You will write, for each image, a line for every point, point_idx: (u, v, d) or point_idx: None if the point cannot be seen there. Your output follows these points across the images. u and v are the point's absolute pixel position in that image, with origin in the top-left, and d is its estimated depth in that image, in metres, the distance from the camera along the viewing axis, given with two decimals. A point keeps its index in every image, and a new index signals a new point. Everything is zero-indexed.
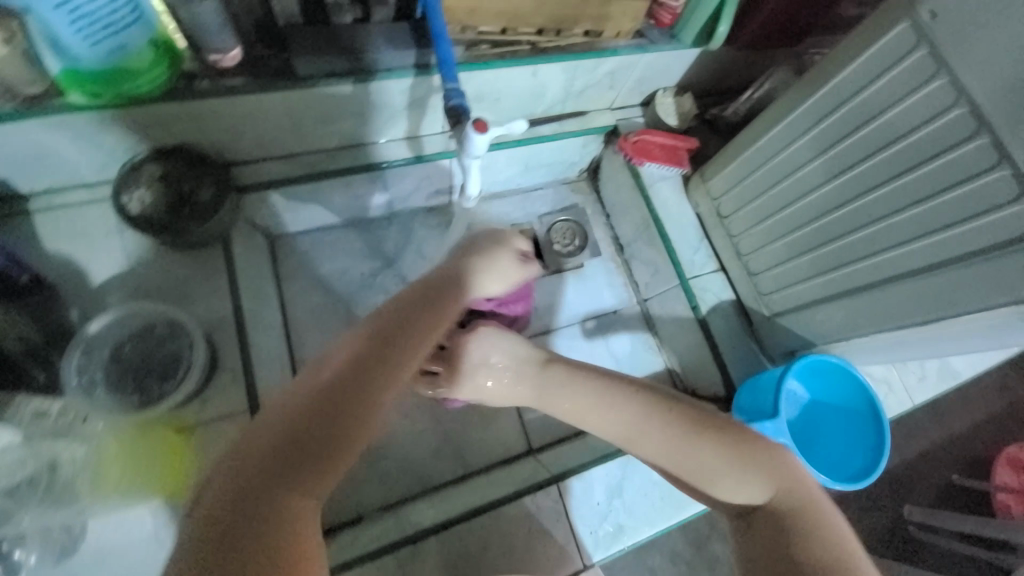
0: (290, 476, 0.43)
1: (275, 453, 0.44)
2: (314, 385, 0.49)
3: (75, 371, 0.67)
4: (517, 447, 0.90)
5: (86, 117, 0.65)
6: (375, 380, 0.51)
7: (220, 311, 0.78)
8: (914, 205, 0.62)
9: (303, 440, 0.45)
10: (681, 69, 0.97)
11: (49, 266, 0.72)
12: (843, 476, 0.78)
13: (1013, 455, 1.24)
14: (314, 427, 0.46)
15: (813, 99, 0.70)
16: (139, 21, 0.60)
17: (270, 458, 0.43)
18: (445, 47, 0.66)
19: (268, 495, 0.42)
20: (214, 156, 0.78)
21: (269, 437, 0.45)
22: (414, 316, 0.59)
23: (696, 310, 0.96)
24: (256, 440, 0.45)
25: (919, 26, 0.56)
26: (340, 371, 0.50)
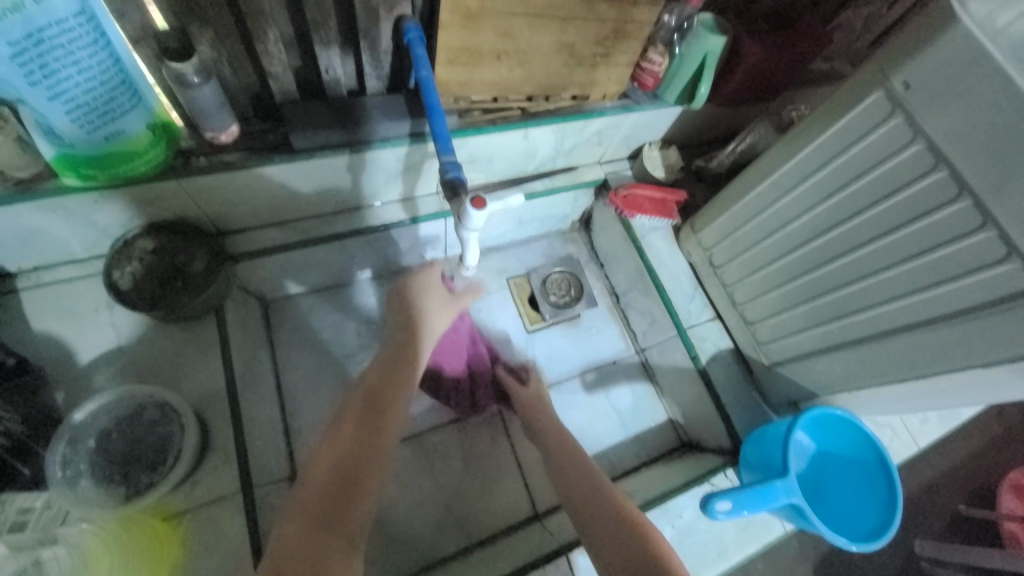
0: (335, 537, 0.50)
1: (316, 513, 0.52)
2: (330, 458, 0.57)
3: (59, 463, 0.64)
4: (522, 512, 0.87)
5: (80, 201, 0.64)
6: (375, 449, 0.59)
7: (214, 386, 0.76)
8: (903, 262, 0.63)
9: (337, 502, 0.53)
10: (665, 124, 1.01)
11: (36, 347, 0.70)
12: (858, 533, 0.75)
13: (1016, 481, 1.16)
14: (338, 490, 0.54)
15: (797, 158, 0.72)
16: (136, 105, 0.60)
17: (312, 515, 0.51)
18: (439, 122, 0.66)
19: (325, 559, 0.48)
20: (209, 227, 0.77)
21: (304, 512, 0.52)
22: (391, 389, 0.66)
23: (696, 360, 0.94)
24: (303, 504, 0.53)
25: (894, 96, 0.59)
26: (350, 439, 0.60)
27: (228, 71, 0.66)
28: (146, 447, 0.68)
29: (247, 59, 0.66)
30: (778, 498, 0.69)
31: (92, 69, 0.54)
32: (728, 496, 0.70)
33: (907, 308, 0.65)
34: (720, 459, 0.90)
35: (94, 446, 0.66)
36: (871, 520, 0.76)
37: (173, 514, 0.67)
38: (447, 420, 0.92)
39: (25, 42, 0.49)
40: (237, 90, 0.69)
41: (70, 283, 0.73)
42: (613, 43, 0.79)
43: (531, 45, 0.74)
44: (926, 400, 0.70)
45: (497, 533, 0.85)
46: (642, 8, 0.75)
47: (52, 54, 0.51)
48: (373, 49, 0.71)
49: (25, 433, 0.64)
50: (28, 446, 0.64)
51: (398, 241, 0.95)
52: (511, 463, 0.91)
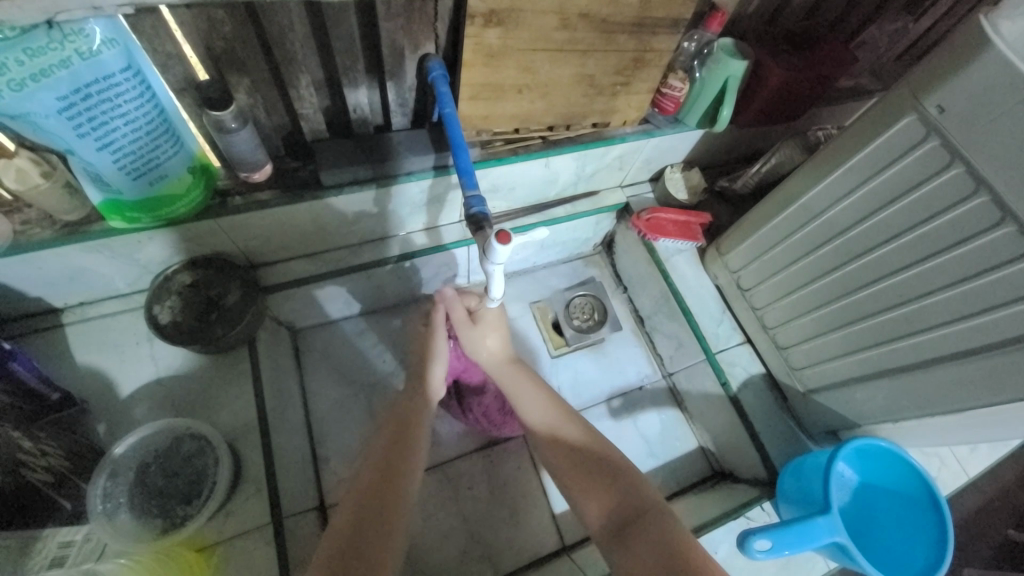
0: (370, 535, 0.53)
1: (348, 552, 0.50)
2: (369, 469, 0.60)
3: (100, 496, 0.66)
4: (549, 544, 0.85)
5: (125, 241, 0.68)
6: (406, 452, 0.63)
7: (245, 417, 0.77)
8: (947, 287, 0.61)
9: (362, 544, 0.52)
10: (687, 146, 1.00)
11: (80, 381, 0.74)
12: (906, 573, 0.71)
13: None
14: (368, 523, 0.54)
15: (826, 181, 0.70)
16: (178, 151, 0.63)
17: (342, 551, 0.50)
18: (464, 157, 0.67)
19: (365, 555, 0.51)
20: (242, 261, 0.80)
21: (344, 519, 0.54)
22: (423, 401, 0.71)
23: (727, 386, 0.92)
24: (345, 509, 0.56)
25: (928, 120, 0.57)
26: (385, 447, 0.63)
27: (262, 114, 0.69)
28: (183, 478, 0.70)
29: (280, 102, 0.69)
30: (820, 537, 0.65)
31: (138, 120, 0.57)
32: (765, 533, 0.65)
33: (952, 336, 0.62)
34: (755, 491, 0.86)
35: (133, 478, 0.68)
36: (920, 559, 0.71)
37: (206, 546, 0.68)
38: (472, 448, 0.91)
39: (74, 97, 0.52)
40: (271, 131, 0.72)
41: (115, 318, 0.77)
42: (633, 71, 0.80)
43: (552, 78, 0.75)
44: (977, 429, 0.66)
45: (524, 567, 0.83)
46: (661, 37, 0.75)
47: (99, 107, 0.54)
48: (398, 88, 0.73)
49: (69, 468, 0.65)
50: (71, 479, 0.65)
51: (422, 269, 0.96)
52: (537, 493, 0.89)
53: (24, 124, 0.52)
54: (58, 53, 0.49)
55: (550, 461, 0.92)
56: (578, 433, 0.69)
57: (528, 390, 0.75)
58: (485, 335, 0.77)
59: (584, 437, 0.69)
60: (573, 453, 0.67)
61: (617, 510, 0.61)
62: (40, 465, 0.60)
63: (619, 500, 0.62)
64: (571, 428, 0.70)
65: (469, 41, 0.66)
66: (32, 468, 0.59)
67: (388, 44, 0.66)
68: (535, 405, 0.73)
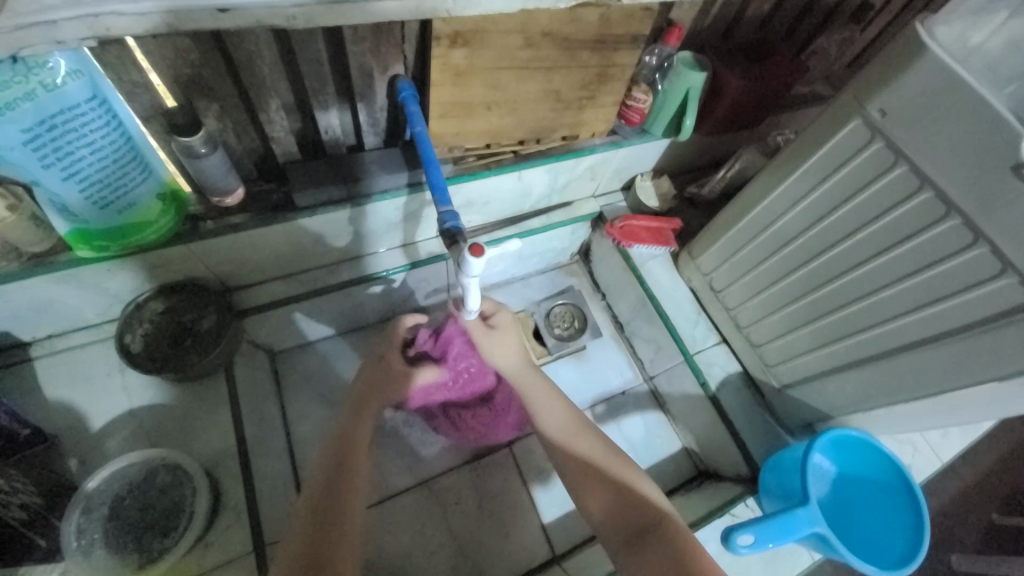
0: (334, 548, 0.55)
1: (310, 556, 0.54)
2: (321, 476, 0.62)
3: (73, 534, 0.64)
4: (539, 554, 0.85)
5: (95, 270, 0.67)
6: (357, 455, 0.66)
7: (224, 444, 0.76)
8: (902, 279, 0.64)
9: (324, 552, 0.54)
10: (655, 155, 1.04)
11: (50, 416, 0.72)
12: (886, 560, 0.73)
13: None
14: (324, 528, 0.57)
15: (785, 184, 0.74)
16: (148, 179, 0.63)
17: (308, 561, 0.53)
18: (435, 173, 0.68)
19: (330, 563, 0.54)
20: (216, 285, 0.79)
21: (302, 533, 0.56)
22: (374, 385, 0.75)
23: (706, 387, 0.94)
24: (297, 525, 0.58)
25: (872, 123, 0.60)
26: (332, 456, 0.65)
27: (233, 139, 0.69)
28: (160, 510, 0.68)
29: (251, 126, 0.69)
30: (801, 529, 0.67)
31: (105, 148, 0.57)
32: (749, 529, 0.67)
33: (909, 325, 0.65)
34: (738, 488, 0.88)
35: (108, 514, 0.66)
36: (899, 545, 0.73)
37: None
38: (458, 463, 0.91)
39: (39, 128, 0.51)
40: (242, 155, 0.72)
41: (85, 349, 0.75)
42: (597, 86, 0.83)
43: (519, 94, 0.78)
44: (943, 416, 0.69)
45: None
46: (622, 53, 0.79)
47: (65, 138, 0.53)
48: (368, 108, 0.74)
49: (42, 504, 0.64)
50: (43, 516, 0.64)
51: (401, 285, 0.96)
52: (525, 505, 0.89)
53: None
54: (22, 86, 0.49)
55: (537, 471, 0.92)
56: (591, 445, 0.69)
57: (546, 399, 0.75)
58: (497, 347, 0.77)
59: (598, 449, 0.68)
60: (585, 461, 0.68)
61: (631, 515, 0.61)
62: (12, 503, 0.59)
63: (624, 507, 0.62)
64: (586, 440, 0.70)
65: (435, 61, 0.68)
66: (5, 507, 0.59)
67: (356, 66, 0.68)
68: (554, 413, 0.73)
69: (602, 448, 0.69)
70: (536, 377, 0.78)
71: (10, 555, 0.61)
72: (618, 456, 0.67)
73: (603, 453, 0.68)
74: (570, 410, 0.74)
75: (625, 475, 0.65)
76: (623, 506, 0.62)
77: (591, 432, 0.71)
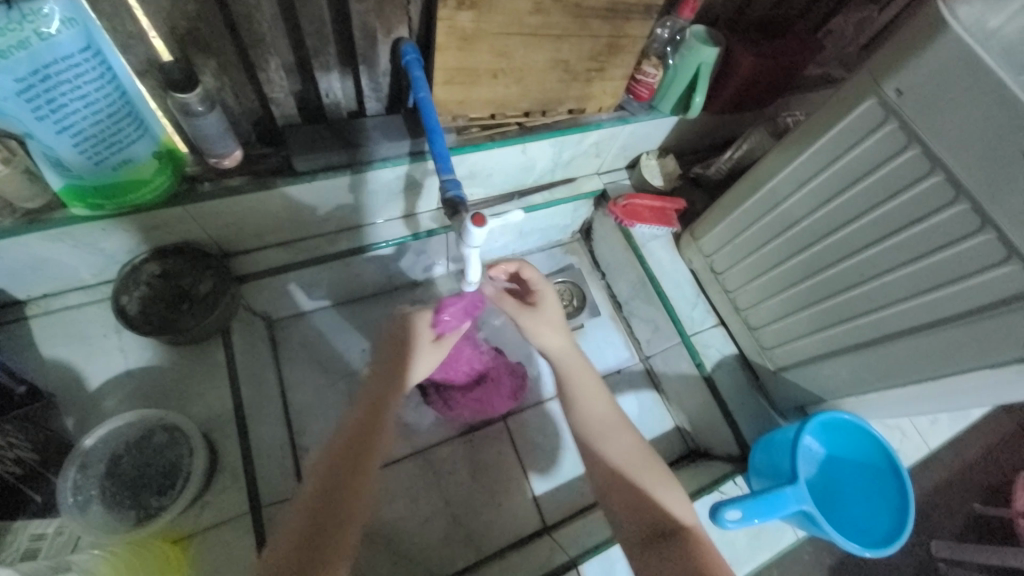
0: (317, 549, 0.53)
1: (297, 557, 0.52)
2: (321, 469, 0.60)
3: (70, 489, 0.64)
4: (530, 524, 0.87)
5: (88, 229, 0.66)
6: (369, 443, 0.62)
7: (221, 408, 0.76)
8: (905, 264, 0.63)
9: (307, 560, 0.52)
10: (662, 133, 1.02)
11: (46, 374, 0.71)
12: (870, 539, 0.74)
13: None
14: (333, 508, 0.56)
15: (794, 165, 0.72)
16: (143, 136, 0.61)
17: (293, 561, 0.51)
18: (440, 141, 0.67)
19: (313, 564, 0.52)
20: (213, 249, 0.78)
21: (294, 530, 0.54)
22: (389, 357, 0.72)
23: (701, 367, 0.95)
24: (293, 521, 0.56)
25: (887, 103, 0.59)
26: (340, 447, 0.61)
27: (230, 98, 0.67)
28: (156, 470, 0.69)
29: (249, 86, 0.67)
30: (788, 506, 0.68)
31: (99, 102, 0.55)
32: (737, 504, 0.68)
33: (910, 311, 0.65)
34: (728, 466, 0.89)
35: (105, 470, 0.67)
36: (883, 525, 0.75)
37: (184, 536, 0.67)
38: (454, 434, 0.92)
39: (32, 79, 0.50)
40: (240, 116, 0.70)
41: (80, 309, 0.75)
42: (607, 57, 0.80)
43: (527, 62, 0.75)
44: (935, 404, 0.69)
45: (505, 547, 0.84)
46: (634, 23, 0.76)
47: (58, 89, 0.52)
48: (371, 72, 0.72)
49: (38, 460, 0.64)
50: (40, 471, 0.65)
51: (400, 256, 0.96)
52: (519, 477, 0.91)
53: None
54: (17, 33, 0.47)
55: (530, 444, 0.94)
56: (625, 447, 0.67)
57: (590, 388, 0.72)
58: (539, 328, 0.76)
59: (634, 454, 0.66)
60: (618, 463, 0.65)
61: (648, 519, 0.61)
62: (6, 458, 0.60)
63: (643, 513, 0.61)
64: (626, 439, 0.67)
65: (441, 24, 0.66)
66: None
67: (360, 26, 0.65)
68: (597, 406, 0.70)
69: (639, 451, 0.66)
70: (587, 368, 0.74)
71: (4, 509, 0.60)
72: (654, 462, 0.65)
73: (641, 458, 0.66)
74: (611, 405, 0.71)
75: (654, 482, 0.63)
76: (642, 512, 0.61)
77: (634, 436, 0.68)
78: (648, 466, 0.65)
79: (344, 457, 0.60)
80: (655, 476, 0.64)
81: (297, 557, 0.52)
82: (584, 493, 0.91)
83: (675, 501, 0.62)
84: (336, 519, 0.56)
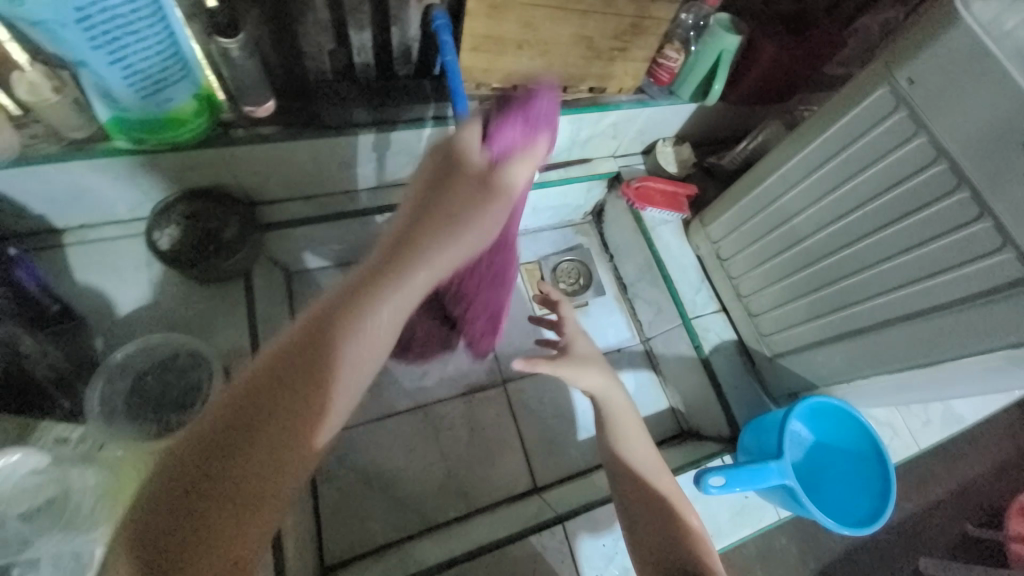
0: (238, 439, 0.40)
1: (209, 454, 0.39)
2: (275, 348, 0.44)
3: (97, 400, 0.68)
4: (522, 484, 0.90)
5: (129, 163, 0.70)
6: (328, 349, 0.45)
7: (238, 345, 0.80)
8: (903, 252, 0.65)
9: (208, 513, 0.38)
10: (679, 120, 1.04)
11: (78, 297, 0.76)
12: (849, 521, 0.77)
13: None
14: (252, 415, 0.41)
15: (804, 152, 0.74)
16: (187, 77, 0.65)
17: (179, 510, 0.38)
18: (463, 103, 0.70)
19: (232, 452, 0.40)
20: (240, 196, 0.83)
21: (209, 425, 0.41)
22: (435, 205, 0.60)
23: (699, 350, 0.97)
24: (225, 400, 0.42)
25: (898, 92, 0.61)
26: (286, 345, 0.44)
27: (268, 49, 0.71)
28: (176, 393, 0.72)
29: (287, 39, 0.71)
30: (771, 479, 0.70)
31: (149, 39, 0.59)
32: (719, 471, 0.72)
33: (905, 299, 0.67)
34: (717, 446, 0.92)
35: (131, 386, 0.71)
36: (863, 508, 0.77)
37: None
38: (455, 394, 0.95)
39: (90, 10, 0.53)
40: (275, 68, 0.74)
41: (115, 242, 0.79)
42: (631, 37, 0.83)
43: (552, 36, 0.78)
44: (919, 387, 0.72)
45: (496, 503, 0.88)
46: (659, 5, 0.78)
47: (114, 23, 0.55)
48: (402, 34, 0.75)
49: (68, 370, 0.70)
50: (70, 381, 0.70)
51: None
52: (514, 440, 0.94)
53: (41, 31, 0.53)
54: None
55: (527, 411, 0.97)
56: (665, 488, 0.67)
57: (638, 434, 0.72)
58: (581, 371, 0.73)
59: (675, 495, 0.67)
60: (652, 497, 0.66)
61: (668, 551, 0.61)
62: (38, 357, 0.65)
63: (667, 546, 0.61)
64: (666, 481, 0.68)
65: None
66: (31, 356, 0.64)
67: None
68: (639, 449, 0.70)
69: (679, 497, 0.67)
70: (632, 411, 0.74)
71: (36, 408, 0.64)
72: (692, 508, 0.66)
73: (681, 504, 0.67)
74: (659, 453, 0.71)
75: (685, 522, 0.64)
76: (667, 546, 0.61)
77: (675, 483, 0.69)
78: (682, 508, 0.66)
79: (279, 366, 0.43)
80: (688, 518, 0.65)
81: (216, 437, 0.40)
82: (576, 461, 0.94)
83: (704, 543, 0.62)
84: (266, 433, 0.41)
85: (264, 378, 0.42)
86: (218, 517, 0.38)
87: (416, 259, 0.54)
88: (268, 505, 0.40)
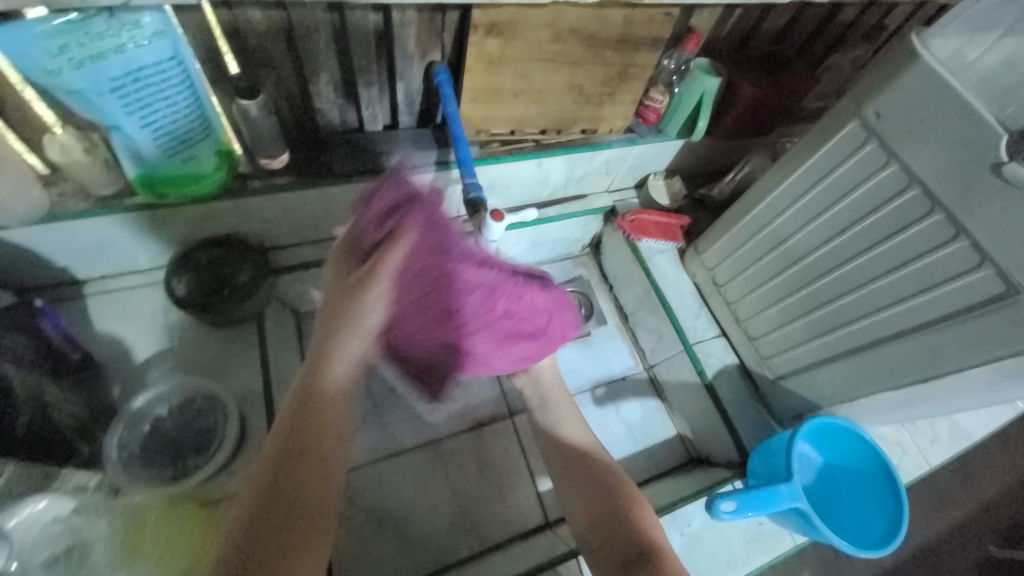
0: (272, 492, 0.57)
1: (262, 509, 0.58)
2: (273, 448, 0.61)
3: (116, 446, 0.70)
4: (534, 520, 0.89)
5: (152, 216, 0.74)
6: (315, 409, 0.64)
7: (250, 386, 0.82)
8: (889, 272, 0.68)
9: (263, 539, 0.54)
10: (667, 156, 1.10)
11: (97, 345, 0.79)
12: (867, 542, 0.76)
13: None
14: (294, 460, 0.60)
15: (786, 182, 0.79)
16: (210, 134, 0.70)
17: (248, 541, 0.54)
18: (464, 150, 0.77)
19: (270, 526, 0.55)
20: (253, 242, 0.86)
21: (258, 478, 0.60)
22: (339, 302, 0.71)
23: (703, 375, 0.99)
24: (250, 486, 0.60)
25: (868, 125, 0.66)
26: (295, 401, 0.65)
27: (283, 107, 0.77)
28: (192, 438, 0.74)
29: (301, 97, 0.77)
30: (783, 502, 0.71)
31: (175, 102, 0.64)
32: (732, 496, 0.72)
33: (896, 316, 0.70)
34: (728, 472, 0.92)
35: (149, 430, 0.73)
36: (878, 528, 0.77)
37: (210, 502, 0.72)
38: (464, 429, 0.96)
39: (124, 78, 0.58)
40: (290, 123, 0.79)
41: (135, 291, 0.83)
42: (618, 83, 0.89)
43: (545, 85, 0.84)
44: (923, 403, 0.73)
45: (508, 539, 0.87)
46: (643, 53, 0.85)
47: (145, 89, 0.60)
48: (406, 88, 0.81)
49: (88, 417, 0.70)
50: (89, 428, 0.70)
51: None
52: (523, 473, 0.94)
53: (78, 99, 0.58)
54: (115, 40, 0.56)
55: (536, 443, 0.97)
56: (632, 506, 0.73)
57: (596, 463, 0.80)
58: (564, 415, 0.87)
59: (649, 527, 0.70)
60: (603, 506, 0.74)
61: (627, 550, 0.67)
62: (63, 402, 0.67)
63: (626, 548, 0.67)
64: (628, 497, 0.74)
65: (471, 49, 0.75)
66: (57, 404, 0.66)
67: (400, 48, 0.75)
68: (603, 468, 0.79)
69: (646, 513, 0.72)
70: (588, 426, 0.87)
71: (56, 457, 0.66)
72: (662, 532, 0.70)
73: (650, 522, 0.71)
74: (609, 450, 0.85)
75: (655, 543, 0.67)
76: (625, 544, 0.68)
77: (641, 504, 0.74)
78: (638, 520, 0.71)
79: (308, 400, 0.65)
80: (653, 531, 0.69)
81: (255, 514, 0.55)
82: None
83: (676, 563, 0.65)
84: (285, 498, 0.57)
85: (295, 434, 0.62)
86: (274, 542, 0.55)
87: (349, 330, 0.70)
88: (311, 527, 0.57)
